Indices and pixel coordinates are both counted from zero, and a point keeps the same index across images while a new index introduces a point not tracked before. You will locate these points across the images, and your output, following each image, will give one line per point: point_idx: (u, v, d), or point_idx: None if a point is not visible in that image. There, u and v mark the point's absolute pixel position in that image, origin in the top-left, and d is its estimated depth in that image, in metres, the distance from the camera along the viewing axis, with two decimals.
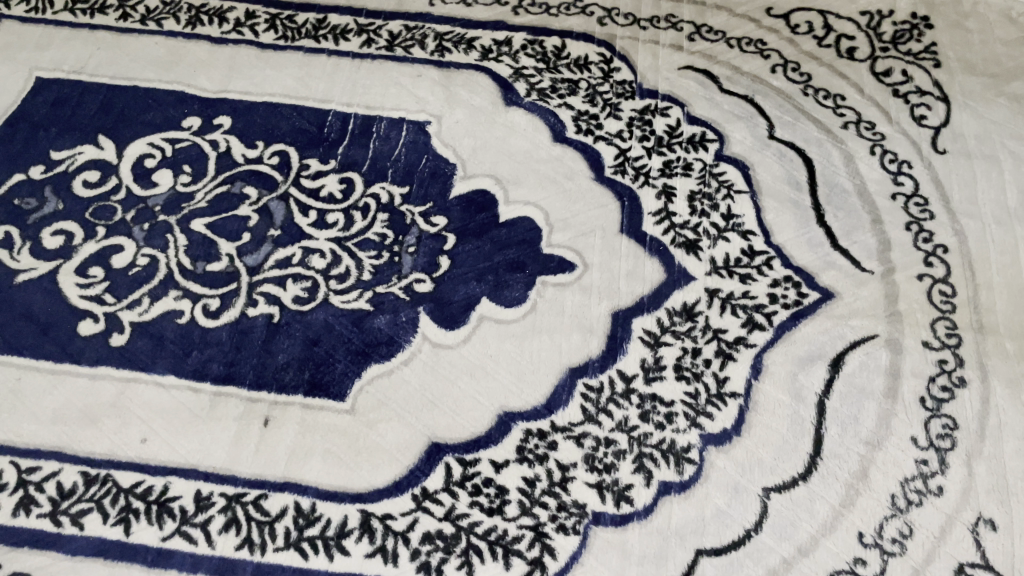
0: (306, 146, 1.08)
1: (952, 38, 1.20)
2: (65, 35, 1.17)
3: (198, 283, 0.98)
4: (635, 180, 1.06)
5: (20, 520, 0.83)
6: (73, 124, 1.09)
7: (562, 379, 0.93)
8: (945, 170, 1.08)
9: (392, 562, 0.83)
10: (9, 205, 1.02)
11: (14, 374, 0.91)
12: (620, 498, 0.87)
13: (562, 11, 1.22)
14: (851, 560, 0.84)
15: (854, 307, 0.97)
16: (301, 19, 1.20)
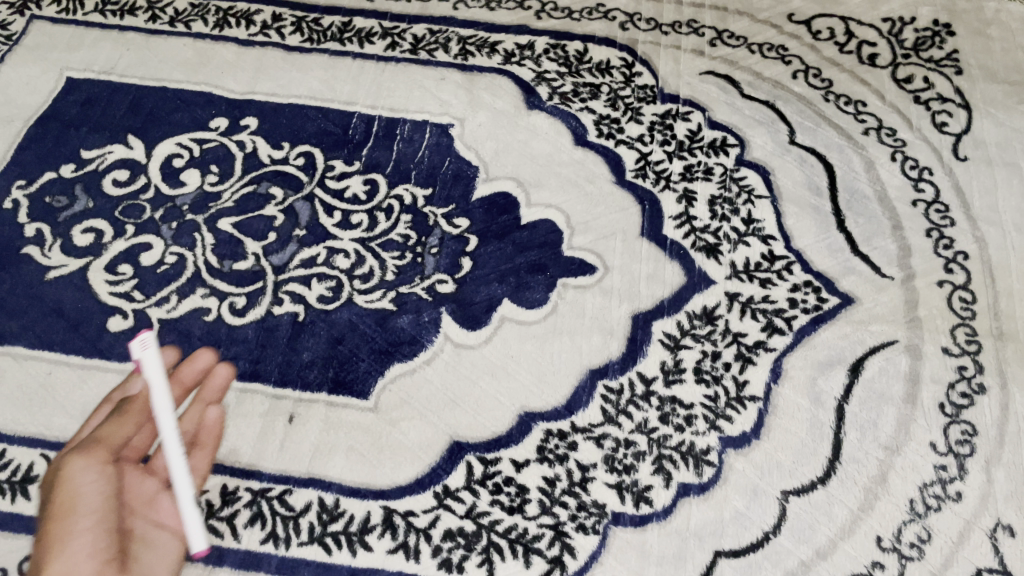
0: (331, 148, 1.10)
1: (974, 45, 1.21)
2: (96, 35, 1.20)
3: (225, 281, 0.99)
4: (656, 184, 1.07)
5: None
6: (103, 124, 1.11)
7: (582, 381, 0.94)
8: (966, 177, 1.08)
9: (414, 559, 0.84)
10: (41, 202, 1.04)
11: (45, 368, 0.93)
12: (640, 498, 0.87)
13: (585, 16, 1.23)
14: (869, 564, 0.84)
15: (874, 312, 0.98)
16: (326, 22, 1.22)
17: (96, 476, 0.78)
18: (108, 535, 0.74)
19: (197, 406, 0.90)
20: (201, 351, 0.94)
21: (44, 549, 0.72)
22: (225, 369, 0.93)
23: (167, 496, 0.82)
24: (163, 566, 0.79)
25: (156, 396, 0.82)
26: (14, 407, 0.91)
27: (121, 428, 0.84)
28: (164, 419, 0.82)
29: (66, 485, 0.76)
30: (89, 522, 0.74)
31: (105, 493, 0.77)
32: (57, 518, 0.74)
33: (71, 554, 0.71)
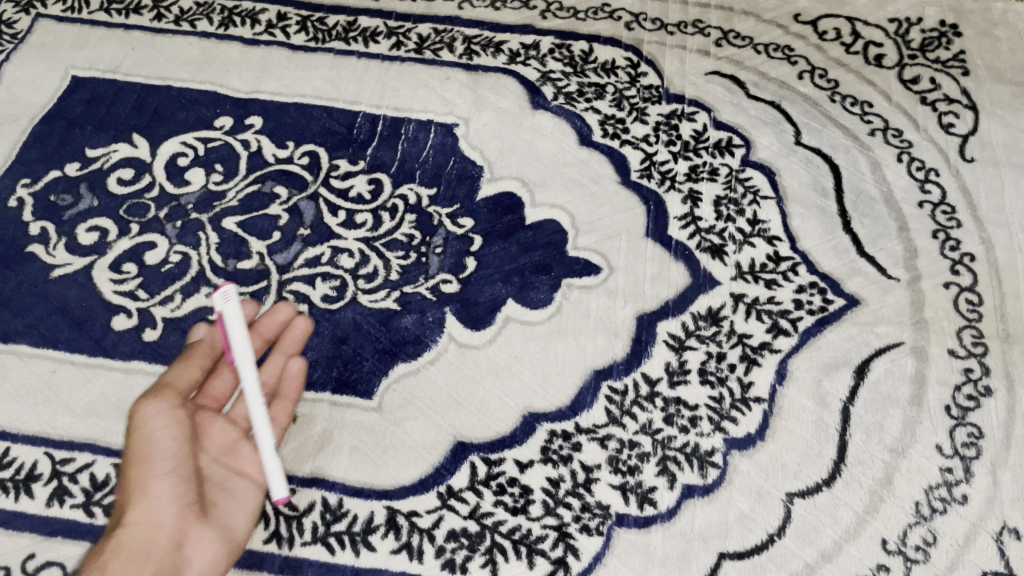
0: (335, 147, 1.09)
1: (981, 46, 1.20)
2: (101, 34, 1.20)
3: (229, 280, 0.99)
4: (661, 184, 1.07)
5: (54, 510, 0.86)
6: (108, 122, 1.11)
7: (587, 381, 0.93)
8: (972, 179, 1.08)
9: (418, 559, 0.84)
10: (45, 201, 1.04)
11: (49, 366, 0.93)
12: (644, 500, 0.87)
13: (590, 16, 1.23)
14: (874, 567, 0.84)
15: (879, 314, 0.97)
16: (331, 21, 1.21)
17: (171, 420, 0.76)
18: (186, 480, 0.75)
19: (278, 357, 0.89)
20: (283, 304, 0.89)
21: (123, 492, 0.73)
22: (305, 321, 0.90)
23: (246, 445, 0.81)
24: (242, 513, 0.79)
25: (237, 347, 0.78)
26: (18, 406, 0.91)
27: (188, 373, 0.81)
28: (244, 369, 0.78)
29: (142, 428, 0.75)
30: (166, 468, 0.74)
31: (180, 438, 0.76)
32: (135, 464, 0.74)
33: (151, 500, 0.72)
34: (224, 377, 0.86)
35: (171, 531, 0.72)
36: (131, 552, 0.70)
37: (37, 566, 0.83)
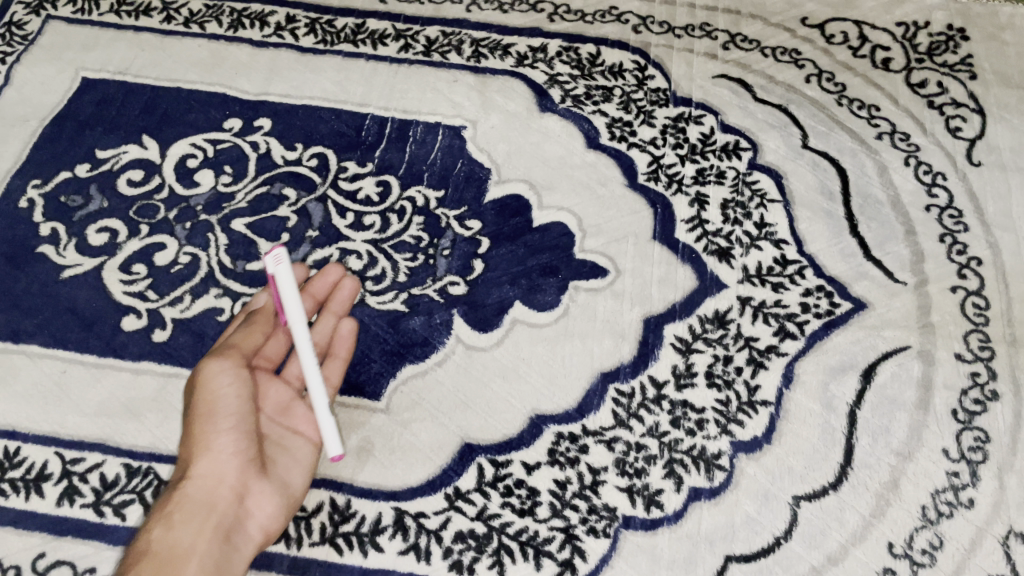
0: (344, 149, 1.10)
1: (988, 50, 1.20)
2: (111, 36, 1.20)
3: (238, 282, 1.00)
4: (668, 187, 1.07)
5: (64, 509, 0.86)
6: (118, 124, 1.12)
7: (594, 384, 0.94)
8: (979, 183, 1.08)
9: (425, 560, 0.84)
10: (56, 202, 1.05)
11: (59, 366, 0.94)
12: (650, 502, 0.87)
13: (598, 19, 1.23)
14: (880, 571, 0.84)
15: (886, 318, 0.98)
16: (340, 23, 1.22)
17: (233, 380, 0.81)
18: (247, 436, 0.79)
19: (329, 317, 0.92)
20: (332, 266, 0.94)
21: (190, 446, 0.79)
22: (352, 282, 0.93)
23: (301, 404, 0.86)
24: (300, 469, 0.84)
25: (291, 310, 0.81)
26: (29, 405, 0.92)
27: (250, 337, 0.86)
28: (298, 330, 0.81)
29: (206, 387, 0.80)
30: (228, 425, 0.79)
31: (242, 397, 0.81)
32: (200, 420, 0.79)
33: (214, 455, 0.78)
34: (281, 339, 0.90)
35: (232, 484, 0.78)
36: (195, 502, 0.76)
37: (48, 565, 0.84)
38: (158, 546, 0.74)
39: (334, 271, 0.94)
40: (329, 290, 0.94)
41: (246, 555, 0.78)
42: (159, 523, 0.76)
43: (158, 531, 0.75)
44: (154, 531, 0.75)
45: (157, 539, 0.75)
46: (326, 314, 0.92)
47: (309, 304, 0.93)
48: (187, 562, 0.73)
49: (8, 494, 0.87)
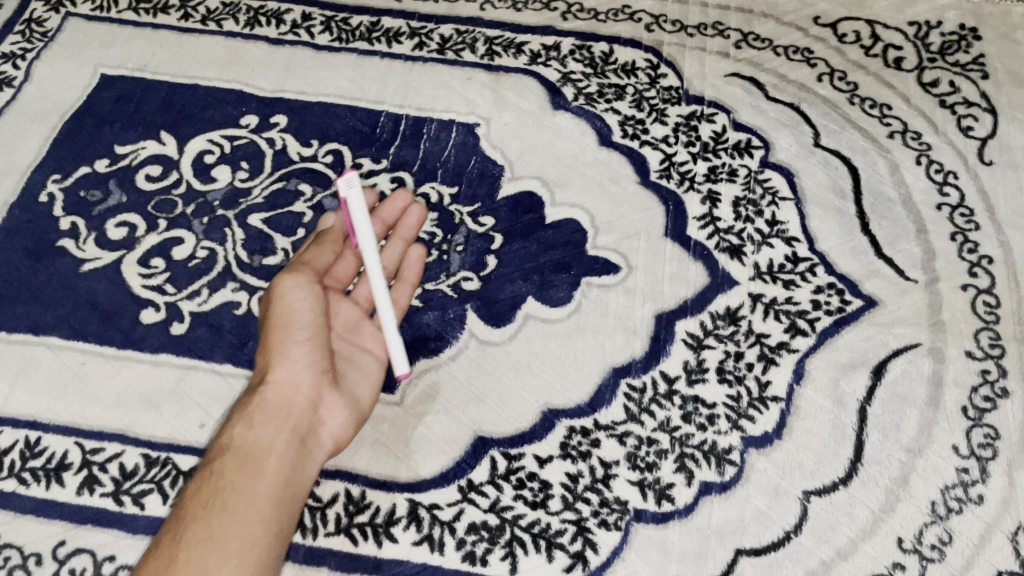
0: (359, 146, 1.11)
1: (1000, 50, 1.20)
2: (129, 33, 1.22)
3: (255, 276, 1.01)
4: (680, 185, 1.08)
5: (84, 498, 0.88)
6: (136, 119, 1.13)
7: (606, 379, 0.95)
8: (991, 182, 1.08)
9: (439, 551, 0.86)
10: (76, 196, 1.07)
11: (79, 358, 0.95)
12: (661, 496, 0.88)
13: (611, 17, 1.24)
14: (890, 565, 0.85)
15: (897, 315, 0.98)
16: (355, 21, 1.23)
17: (307, 294, 0.87)
18: (321, 347, 0.86)
19: (397, 243, 1.00)
20: (399, 194, 1.02)
21: (268, 355, 0.85)
22: (419, 209, 1.01)
23: (370, 324, 0.93)
24: (368, 385, 0.89)
25: (360, 232, 0.80)
26: (49, 396, 0.93)
27: (322, 255, 0.93)
28: (368, 251, 0.81)
29: (283, 300, 0.86)
30: (304, 335, 0.85)
31: (315, 310, 0.87)
32: (278, 331, 0.85)
33: (292, 363, 0.84)
34: (349, 261, 0.98)
35: (308, 392, 0.84)
36: (273, 404, 0.82)
37: (68, 553, 0.85)
38: (239, 442, 0.79)
39: (402, 199, 1.02)
40: (398, 217, 1.02)
41: (319, 459, 0.84)
42: (239, 422, 0.81)
43: (239, 429, 0.81)
44: (235, 429, 0.81)
45: (239, 436, 0.80)
46: (395, 240, 1.00)
47: (380, 229, 1.01)
48: (267, 457, 0.78)
49: (29, 483, 0.89)
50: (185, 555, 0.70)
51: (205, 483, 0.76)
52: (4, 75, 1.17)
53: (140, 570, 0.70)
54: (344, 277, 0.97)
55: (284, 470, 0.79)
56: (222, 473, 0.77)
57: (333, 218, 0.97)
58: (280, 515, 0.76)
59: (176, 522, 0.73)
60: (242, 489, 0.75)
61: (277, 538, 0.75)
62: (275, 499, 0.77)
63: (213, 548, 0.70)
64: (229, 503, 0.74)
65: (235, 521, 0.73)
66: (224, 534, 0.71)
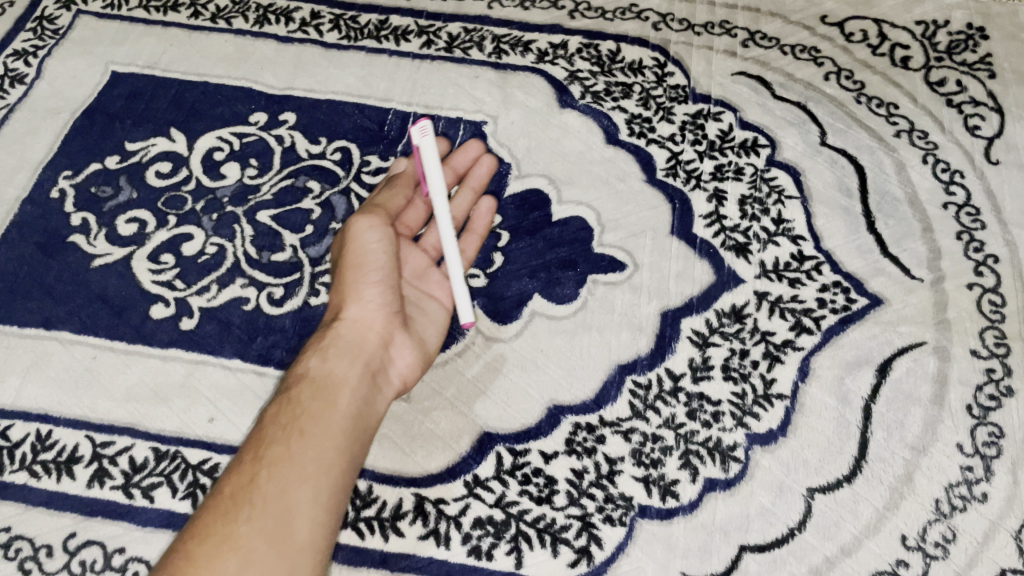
0: (367, 143, 1.12)
1: (1007, 49, 1.20)
2: (140, 31, 1.23)
3: (263, 272, 1.02)
4: (686, 183, 1.08)
5: (94, 491, 0.89)
6: (146, 116, 1.14)
7: (611, 376, 0.95)
8: (997, 181, 1.08)
9: (444, 545, 0.87)
10: (87, 192, 1.08)
11: (90, 352, 0.96)
12: (666, 492, 0.89)
13: (618, 16, 1.24)
14: (894, 562, 0.86)
15: (902, 314, 0.98)
16: (363, 19, 1.24)
17: (381, 236, 0.90)
18: (392, 290, 0.89)
19: (467, 193, 1.04)
20: (471, 142, 1.06)
21: (342, 293, 0.89)
22: (490, 159, 1.05)
23: (436, 271, 0.98)
24: (434, 330, 0.94)
25: (432, 178, 0.91)
26: (60, 390, 0.94)
27: (394, 198, 0.98)
28: (439, 201, 0.92)
29: (357, 242, 0.90)
30: (376, 277, 0.89)
31: (388, 253, 0.90)
32: (352, 271, 0.89)
33: (364, 302, 0.87)
34: (419, 208, 1.02)
35: (380, 331, 0.87)
36: (347, 340, 0.85)
37: (79, 545, 0.86)
38: (316, 372, 0.82)
39: (474, 148, 1.06)
40: (469, 165, 1.06)
41: (388, 396, 0.87)
42: (315, 354, 0.84)
43: (315, 361, 0.84)
44: (311, 360, 0.84)
45: (314, 366, 0.83)
46: (464, 189, 1.04)
47: (452, 177, 1.05)
48: (342, 389, 0.81)
49: (40, 476, 0.90)
50: (265, 473, 0.73)
51: (283, 408, 0.79)
52: (16, 72, 1.19)
53: (223, 484, 0.74)
54: (414, 223, 1.02)
55: (357, 402, 0.82)
56: (299, 399, 0.80)
57: (404, 163, 1.03)
58: (353, 443, 0.79)
59: (255, 443, 0.77)
60: (317, 416, 0.78)
61: (350, 464, 0.78)
62: (348, 428, 0.79)
63: (289, 468, 0.73)
64: (307, 427, 0.77)
65: (310, 446, 0.76)
66: (301, 456, 0.74)
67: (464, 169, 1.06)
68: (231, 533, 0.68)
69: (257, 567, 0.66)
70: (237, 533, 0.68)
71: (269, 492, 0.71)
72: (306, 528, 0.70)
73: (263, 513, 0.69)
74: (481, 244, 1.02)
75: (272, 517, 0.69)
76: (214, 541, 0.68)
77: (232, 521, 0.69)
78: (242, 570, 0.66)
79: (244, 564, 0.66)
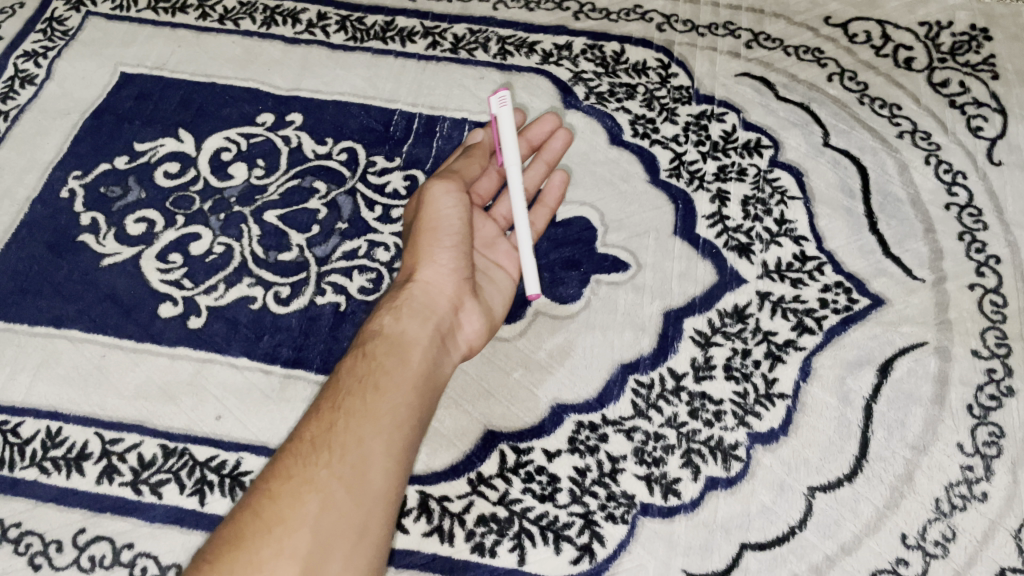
0: (373, 144, 1.13)
1: (1010, 50, 1.21)
2: (149, 33, 1.24)
3: (270, 271, 1.03)
4: (690, 184, 1.09)
5: (103, 487, 0.90)
6: (155, 117, 1.16)
7: (614, 375, 0.96)
8: (1000, 182, 1.09)
9: (448, 542, 0.88)
10: (96, 192, 1.09)
11: (99, 351, 0.98)
12: (668, 490, 0.90)
13: (622, 17, 1.25)
14: (894, 561, 0.86)
15: (904, 314, 0.99)
16: (370, 21, 1.25)
17: (456, 203, 0.90)
18: (464, 255, 0.89)
19: (540, 165, 1.05)
20: (547, 115, 1.05)
21: (415, 255, 0.90)
22: (566, 134, 1.04)
23: (504, 242, 0.98)
24: (498, 299, 0.94)
25: (507, 152, 0.89)
26: (70, 387, 0.96)
27: (470, 166, 0.97)
28: (513, 172, 0.90)
29: (432, 206, 0.90)
30: (450, 242, 0.89)
31: (462, 219, 0.90)
32: (426, 234, 0.89)
33: (437, 265, 0.88)
34: (492, 177, 1.04)
35: (451, 295, 0.87)
36: (420, 300, 0.85)
37: (88, 540, 0.88)
38: (389, 329, 0.83)
39: (550, 121, 1.05)
40: (544, 138, 1.05)
41: (453, 359, 0.88)
42: (389, 312, 0.85)
43: (388, 318, 0.84)
44: (384, 318, 0.85)
45: (388, 324, 0.84)
46: (538, 161, 1.04)
47: (526, 149, 1.04)
48: (415, 348, 0.81)
49: (50, 472, 0.91)
50: (343, 422, 0.73)
51: (359, 361, 0.80)
52: (25, 73, 1.20)
53: (301, 428, 0.74)
54: (486, 192, 1.03)
55: (427, 363, 0.82)
56: (374, 354, 0.80)
57: (481, 134, 1.03)
58: (423, 402, 0.79)
59: (332, 393, 0.77)
60: (392, 371, 0.78)
61: (419, 422, 0.78)
62: (420, 386, 0.80)
63: (367, 420, 0.74)
64: (382, 382, 0.77)
65: (388, 400, 0.76)
66: (377, 410, 0.75)
67: (538, 142, 1.05)
68: (311, 476, 0.69)
69: (334, 512, 0.67)
70: (317, 477, 0.69)
71: (346, 441, 0.72)
72: (380, 479, 0.71)
73: (341, 460, 0.70)
74: (551, 218, 1.03)
75: (350, 465, 0.70)
76: (294, 482, 0.69)
77: (311, 465, 0.70)
78: (321, 513, 0.67)
79: (323, 508, 0.67)
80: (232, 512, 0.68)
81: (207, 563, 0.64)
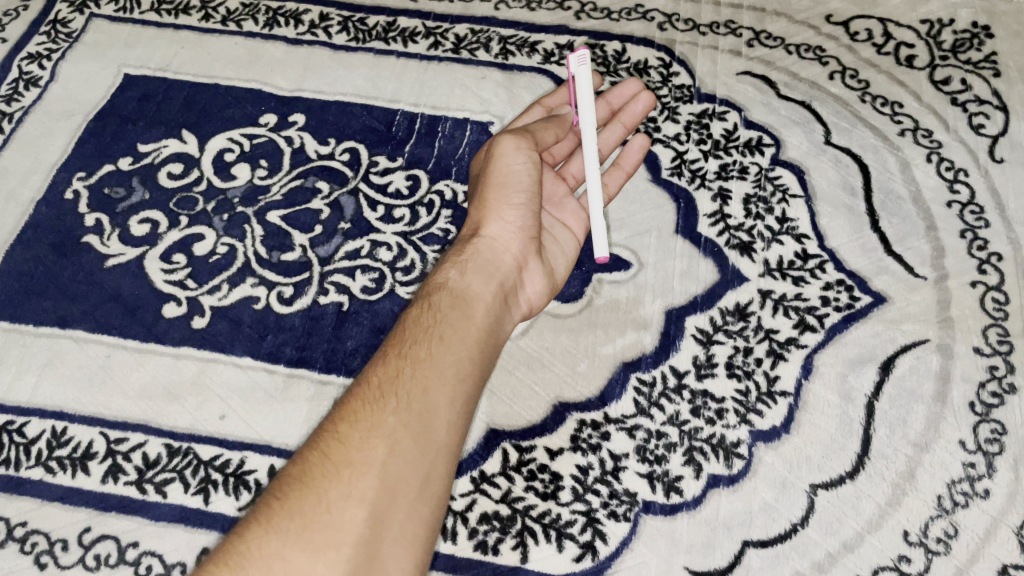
0: (375, 144, 1.13)
1: (1012, 47, 1.21)
2: (152, 34, 1.25)
3: (273, 271, 1.04)
4: (691, 182, 1.09)
5: (108, 486, 0.91)
6: (159, 118, 1.16)
7: (616, 373, 0.96)
8: (1002, 179, 1.09)
9: (451, 540, 0.88)
10: (100, 193, 1.10)
11: (103, 351, 0.98)
12: (670, 488, 0.90)
13: (623, 16, 1.25)
14: (896, 558, 0.86)
15: (905, 311, 0.99)
16: (371, 21, 1.25)
17: (526, 159, 0.89)
18: (532, 214, 0.89)
19: (618, 128, 1.04)
20: (631, 81, 1.06)
21: (481, 210, 0.89)
22: (647, 98, 1.04)
23: (573, 202, 0.98)
24: (562, 262, 0.94)
25: (583, 112, 0.88)
26: (75, 387, 0.96)
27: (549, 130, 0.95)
28: (588, 132, 0.88)
29: (502, 159, 0.88)
30: (518, 201, 0.88)
31: (534, 176, 0.89)
32: (495, 189, 0.88)
33: (504, 222, 0.88)
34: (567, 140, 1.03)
35: (515, 254, 0.87)
36: (485, 256, 0.86)
37: (93, 539, 0.88)
38: (453, 283, 0.83)
39: (632, 86, 1.06)
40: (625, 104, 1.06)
41: (514, 317, 0.89)
42: (454, 267, 0.86)
43: (453, 273, 0.85)
44: (449, 272, 0.85)
45: (452, 279, 0.84)
46: (616, 124, 1.04)
47: (607, 113, 1.06)
48: (478, 303, 0.82)
49: (55, 471, 0.92)
50: (410, 370, 0.74)
51: (424, 313, 0.81)
52: (30, 75, 1.21)
53: (369, 373, 0.75)
54: (559, 154, 1.02)
55: (490, 319, 0.82)
56: (439, 307, 0.81)
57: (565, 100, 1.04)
58: (484, 357, 0.80)
59: (397, 342, 0.78)
60: (456, 326, 0.79)
61: (481, 377, 0.78)
62: (482, 342, 0.80)
63: (434, 371, 0.74)
64: (447, 335, 0.78)
65: (451, 353, 0.76)
66: (443, 360, 0.75)
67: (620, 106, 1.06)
68: (379, 421, 0.69)
69: (402, 458, 0.67)
70: (385, 422, 0.69)
71: (413, 389, 0.72)
72: (445, 430, 0.71)
73: (408, 408, 0.71)
74: (626, 182, 1.04)
75: (416, 413, 0.70)
76: (363, 426, 0.69)
77: (379, 410, 0.70)
78: (389, 457, 0.67)
79: (391, 453, 0.67)
80: (301, 451, 0.69)
81: (275, 499, 0.64)
